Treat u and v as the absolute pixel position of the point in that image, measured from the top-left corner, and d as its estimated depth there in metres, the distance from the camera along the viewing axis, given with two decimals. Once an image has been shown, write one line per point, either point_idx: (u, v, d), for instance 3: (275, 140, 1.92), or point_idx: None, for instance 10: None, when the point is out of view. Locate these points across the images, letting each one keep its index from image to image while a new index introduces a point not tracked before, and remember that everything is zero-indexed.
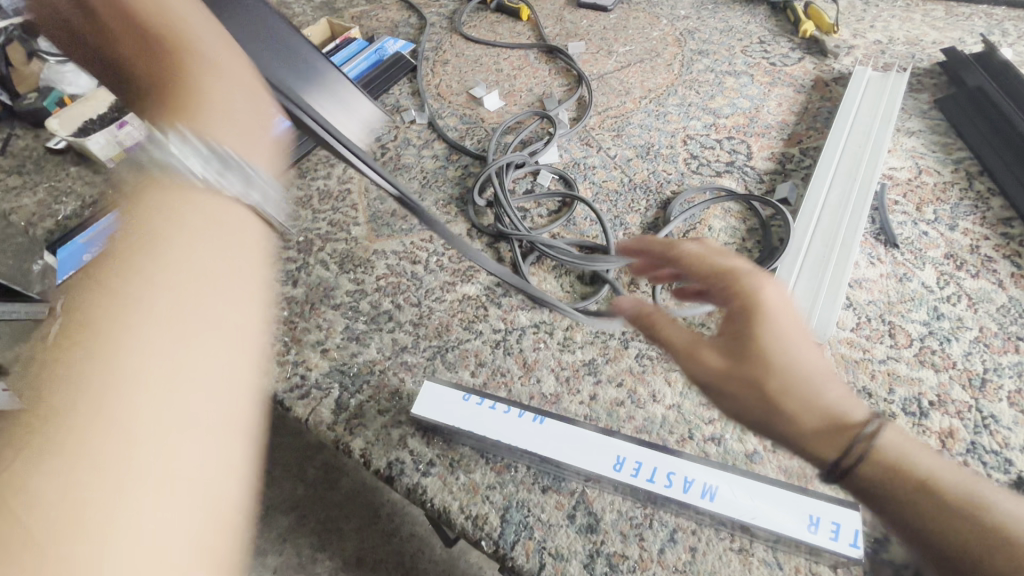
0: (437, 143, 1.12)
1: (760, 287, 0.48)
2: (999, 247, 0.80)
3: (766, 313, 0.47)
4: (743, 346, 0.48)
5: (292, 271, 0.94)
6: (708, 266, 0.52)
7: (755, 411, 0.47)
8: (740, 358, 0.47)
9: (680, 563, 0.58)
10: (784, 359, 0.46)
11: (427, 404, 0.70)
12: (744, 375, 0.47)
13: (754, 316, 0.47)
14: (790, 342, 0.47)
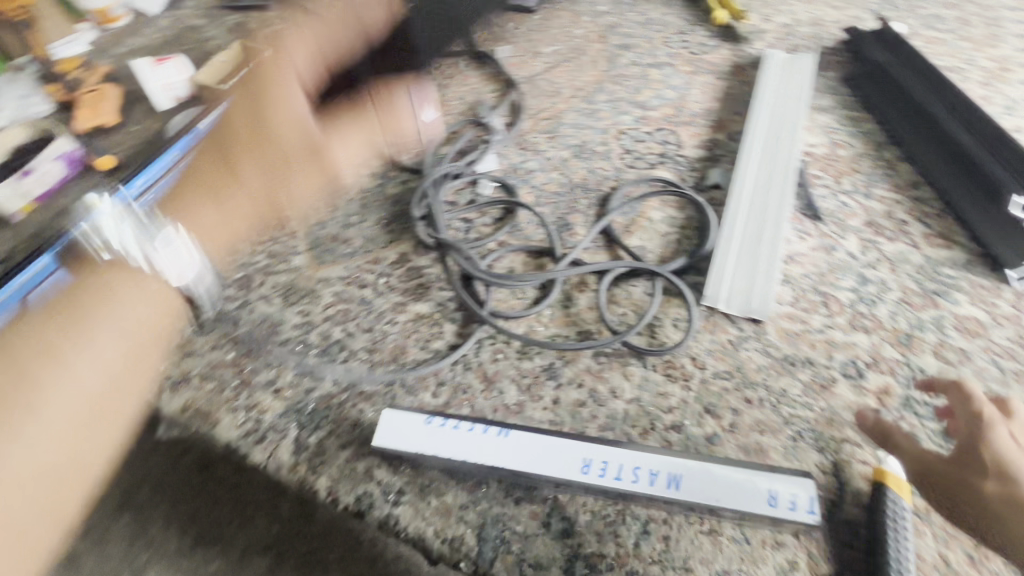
0: (373, 161, 1.10)
1: (996, 424, 0.60)
2: (911, 210, 0.86)
3: (1003, 442, 0.59)
4: (975, 462, 0.59)
5: (234, 310, 0.90)
6: (969, 399, 0.63)
7: (969, 511, 0.58)
8: (969, 469, 0.59)
9: (655, 553, 0.60)
10: (1018, 480, 0.57)
11: (389, 433, 0.68)
12: (966, 482, 0.59)
13: (985, 441, 0.60)
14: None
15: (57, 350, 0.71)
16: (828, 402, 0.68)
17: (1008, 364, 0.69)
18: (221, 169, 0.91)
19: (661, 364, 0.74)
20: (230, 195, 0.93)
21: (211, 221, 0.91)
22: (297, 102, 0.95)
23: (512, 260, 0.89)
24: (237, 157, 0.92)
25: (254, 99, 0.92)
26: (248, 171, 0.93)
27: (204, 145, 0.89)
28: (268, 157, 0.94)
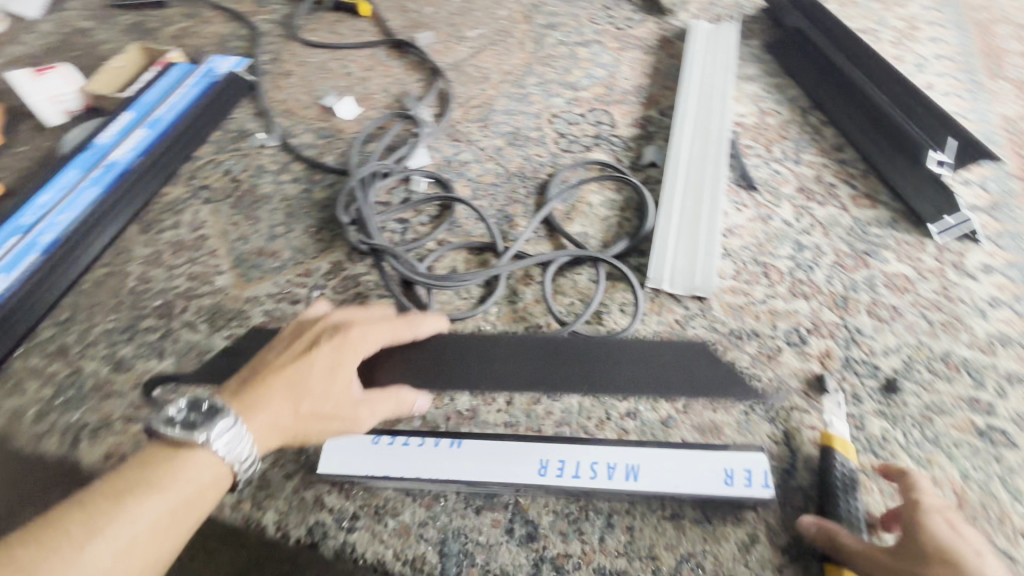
0: (295, 165, 1.02)
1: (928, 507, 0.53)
2: (838, 173, 0.88)
3: (940, 528, 0.52)
4: (917, 554, 0.51)
5: (155, 342, 0.82)
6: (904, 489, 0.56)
7: None
8: (912, 558, 0.50)
9: (620, 546, 0.59)
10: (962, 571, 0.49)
11: (335, 458, 0.65)
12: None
13: (923, 527, 0.52)
14: (967, 558, 0.49)
15: (95, 527, 0.54)
16: (775, 372, 0.69)
17: (935, 316, 0.71)
18: (298, 404, 0.64)
19: (612, 352, 0.73)
20: (303, 413, 0.64)
21: (267, 418, 0.63)
22: (363, 335, 0.69)
23: (453, 259, 0.85)
24: (298, 366, 0.66)
25: (334, 357, 0.67)
26: (304, 388, 0.65)
27: (268, 362, 0.68)
28: (327, 371, 0.66)
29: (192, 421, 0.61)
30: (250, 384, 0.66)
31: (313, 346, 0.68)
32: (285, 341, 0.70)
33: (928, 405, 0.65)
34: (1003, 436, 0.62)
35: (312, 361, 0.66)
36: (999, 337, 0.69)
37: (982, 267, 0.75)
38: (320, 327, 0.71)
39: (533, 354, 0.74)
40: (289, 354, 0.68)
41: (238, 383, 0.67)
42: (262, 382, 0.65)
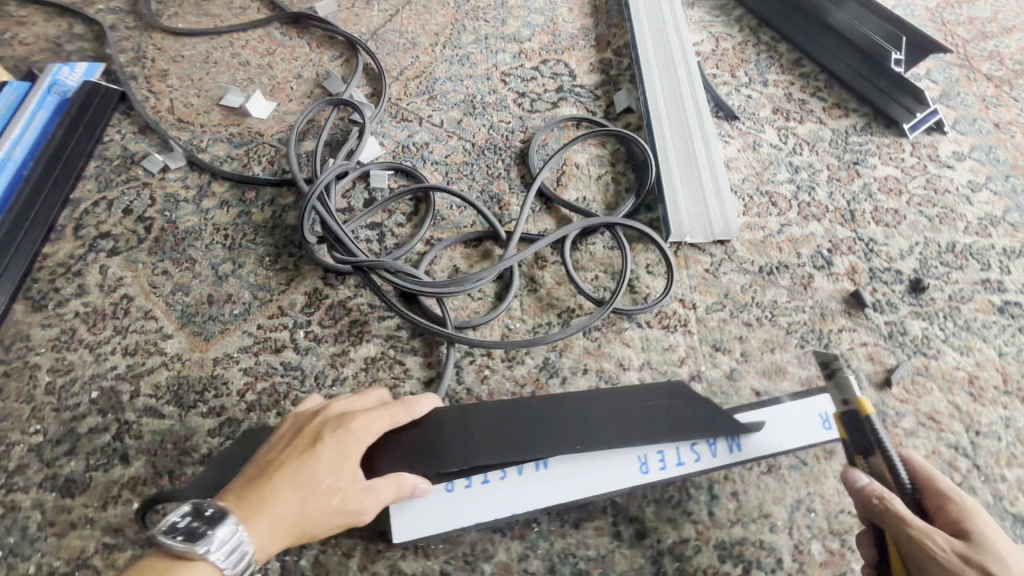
0: (217, 185, 0.84)
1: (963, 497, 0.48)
2: (805, 87, 0.88)
3: (988, 524, 0.46)
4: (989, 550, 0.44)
5: (109, 444, 0.65)
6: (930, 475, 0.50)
7: None
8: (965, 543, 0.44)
9: (731, 514, 0.57)
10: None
11: (408, 522, 0.55)
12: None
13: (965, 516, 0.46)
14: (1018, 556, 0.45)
15: None
16: (814, 299, 0.69)
17: (931, 211, 0.75)
18: (303, 504, 0.48)
19: (654, 319, 0.69)
20: (309, 515, 0.48)
21: (269, 518, 0.47)
22: (370, 420, 0.52)
23: (451, 257, 0.75)
24: (301, 460, 0.49)
25: (343, 445, 0.50)
26: (307, 486, 0.48)
27: (265, 459, 0.51)
28: (334, 467, 0.49)
29: (190, 530, 0.45)
30: (248, 480, 0.49)
31: (315, 438, 0.51)
32: (281, 432, 0.53)
33: (952, 296, 0.68)
34: (1019, 308, 0.67)
35: (315, 454, 0.50)
36: (988, 218, 0.74)
37: (954, 155, 0.79)
38: (318, 415, 0.54)
39: (506, 420, 0.57)
40: (286, 447, 0.51)
41: (239, 482, 0.50)
42: (261, 480, 0.49)
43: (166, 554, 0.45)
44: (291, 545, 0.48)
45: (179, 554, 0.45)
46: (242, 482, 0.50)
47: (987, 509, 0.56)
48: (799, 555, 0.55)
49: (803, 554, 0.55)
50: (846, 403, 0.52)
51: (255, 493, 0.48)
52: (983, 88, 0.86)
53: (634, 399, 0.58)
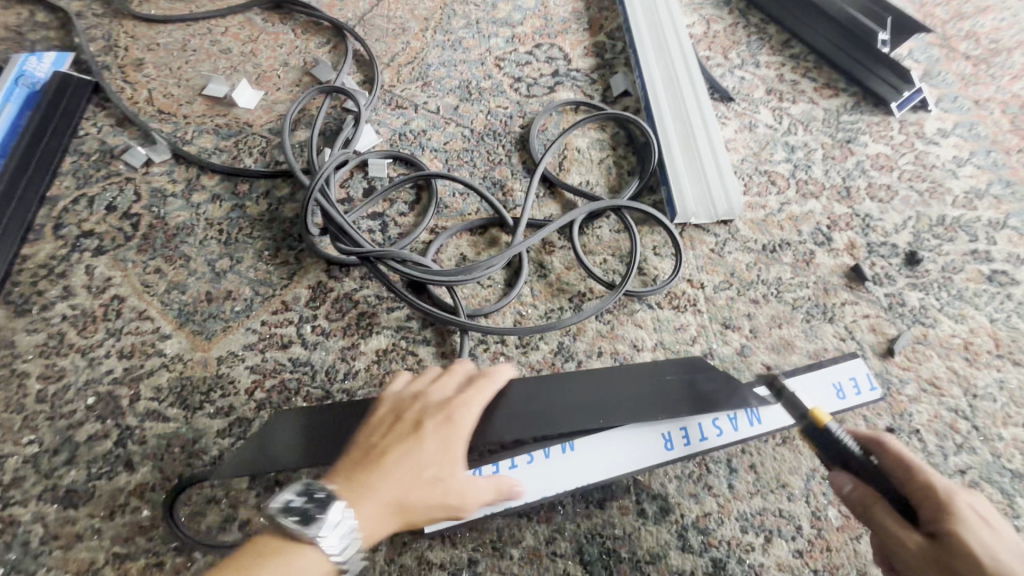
0: (206, 178, 0.81)
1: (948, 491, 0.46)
2: (795, 69, 0.89)
3: (968, 517, 0.45)
4: (960, 549, 0.44)
5: (111, 451, 0.62)
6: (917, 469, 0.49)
7: None
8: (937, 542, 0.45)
9: (751, 486, 0.59)
10: (1003, 565, 0.43)
11: None
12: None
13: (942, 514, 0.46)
14: (1002, 548, 0.44)
15: None
16: (816, 275, 0.71)
17: (921, 186, 0.78)
18: (409, 492, 0.47)
19: (664, 300, 0.70)
20: (412, 504, 0.46)
21: (377, 502, 0.46)
22: (468, 407, 0.52)
23: (457, 246, 0.74)
24: (407, 444, 0.49)
25: (448, 432, 0.50)
26: (413, 472, 0.47)
27: (367, 443, 0.50)
28: (437, 454, 0.49)
29: (306, 512, 0.44)
30: (353, 462, 0.49)
31: (419, 424, 0.50)
32: (381, 416, 0.52)
33: (945, 267, 0.71)
34: (1006, 276, 0.70)
35: (419, 441, 0.49)
36: (974, 191, 0.77)
37: (939, 131, 0.82)
38: (417, 400, 0.53)
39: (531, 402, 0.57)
40: (389, 433, 0.50)
41: (344, 464, 0.49)
42: (368, 463, 0.48)
43: (277, 532, 0.44)
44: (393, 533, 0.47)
45: (292, 536, 0.44)
46: (347, 464, 0.49)
47: (988, 466, 0.59)
48: (817, 521, 0.57)
49: (821, 520, 0.57)
50: (803, 418, 0.53)
51: (362, 475, 0.47)
52: (962, 66, 0.89)
53: (655, 378, 0.59)
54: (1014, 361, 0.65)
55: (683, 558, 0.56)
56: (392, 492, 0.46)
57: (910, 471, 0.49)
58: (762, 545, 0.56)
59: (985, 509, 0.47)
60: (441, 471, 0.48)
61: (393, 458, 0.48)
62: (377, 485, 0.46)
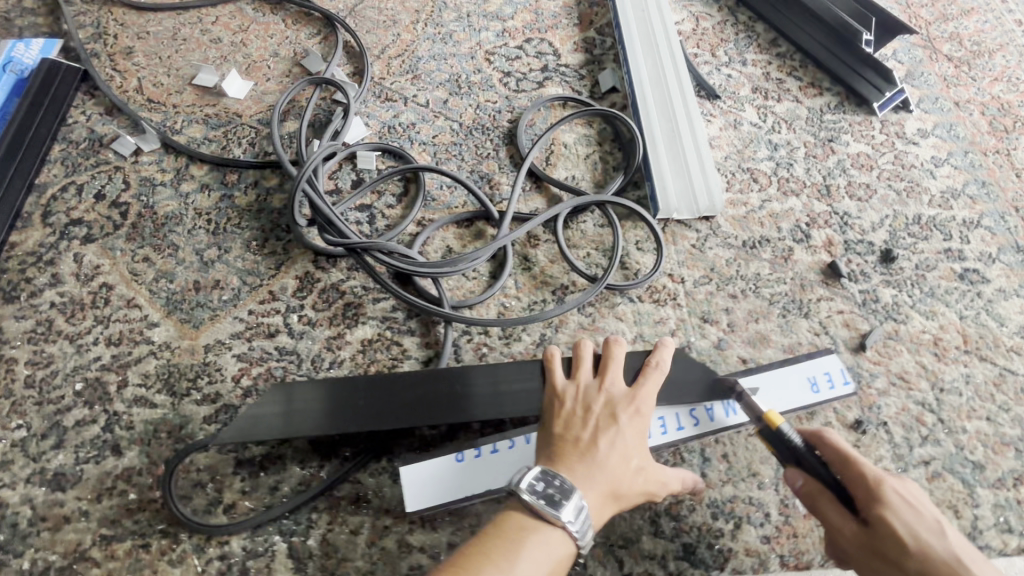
0: (195, 168, 0.81)
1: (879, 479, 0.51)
2: (781, 67, 0.90)
3: (896, 505, 0.50)
4: (889, 536, 0.49)
5: (98, 436, 0.63)
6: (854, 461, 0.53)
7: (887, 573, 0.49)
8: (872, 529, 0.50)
9: (723, 475, 0.61)
10: (924, 546, 0.49)
11: (421, 493, 0.56)
12: (885, 559, 0.49)
13: (876, 502, 0.51)
14: (925, 531, 0.49)
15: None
16: (794, 271, 0.73)
17: (899, 185, 0.79)
18: (624, 478, 0.52)
19: (645, 294, 0.71)
20: (627, 489, 0.52)
21: (604, 489, 0.51)
22: (648, 396, 0.56)
23: (443, 238, 0.75)
24: (610, 436, 0.53)
25: (639, 424, 0.55)
26: (623, 461, 0.52)
27: (568, 436, 0.54)
28: (637, 441, 0.54)
29: (548, 495, 0.50)
30: (565, 456, 0.53)
31: (612, 417, 0.54)
32: (568, 409, 0.56)
33: (918, 265, 0.73)
34: (978, 275, 0.72)
35: (618, 431, 0.54)
36: (950, 191, 0.79)
37: (919, 132, 0.84)
38: (597, 391, 0.57)
39: (512, 383, 0.62)
40: (586, 424, 0.54)
41: (553, 455, 0.53)
42: (581, 457, 0.52)
43: (522, 513, 0.50)
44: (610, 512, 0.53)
45: (541, 517, 0.49)
46: (555, 455, 0.53)
47: (950, 458, 0.61)
48: (785, 509, 0.59)
49: (789, 507, 0.59)
50: (759, 419, 0.56)
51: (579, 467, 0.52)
52: (944, 68, 0.90)
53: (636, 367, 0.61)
54: (981, 356, 0.67)
55: (655, 543, 0.58)
56: (607, 482, 0.51)
57: (848, 463, 0.53)
58: (731, 531, 0.58)
59: (913, 493, 0.52)
60: (641, 461, 0.53)
61: (604, 450, 0.53)
62: (595, 477, 0.51)
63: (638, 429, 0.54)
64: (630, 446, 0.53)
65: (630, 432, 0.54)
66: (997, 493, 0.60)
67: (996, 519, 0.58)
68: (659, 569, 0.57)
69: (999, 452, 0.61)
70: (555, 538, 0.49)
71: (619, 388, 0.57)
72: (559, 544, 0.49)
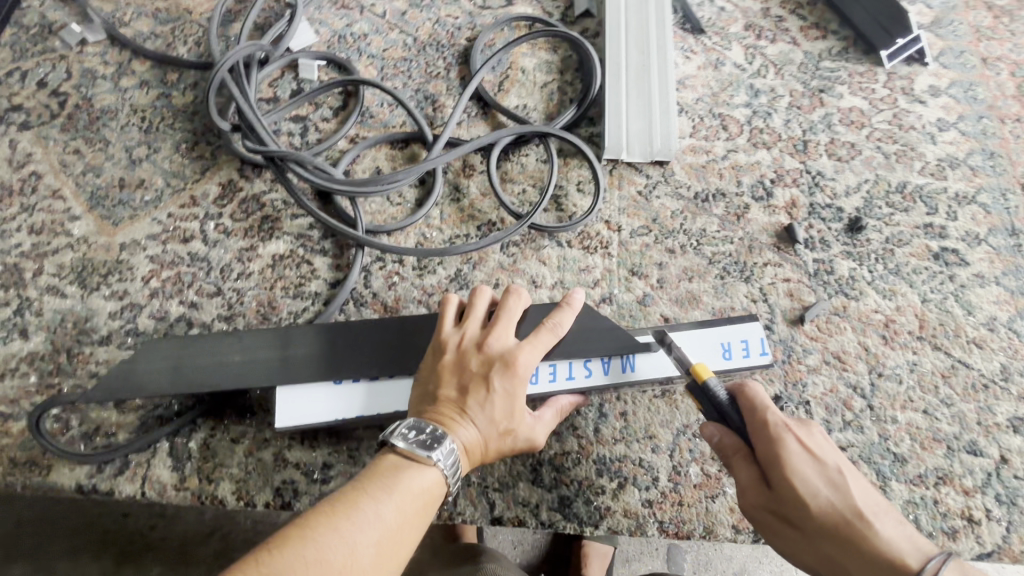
0: (137, 64, 0.78)
1: (784, 438, 0.48)
2: (786, 3, 0.79)
3: (799, 463, 0.48)
4: (789, 496, 0.48)
5: (9, 319, 0.64)
6: (763, 420, 0.49)
7: (790, 534, 0.48)
8: (779, 493, 0.48)
9: (617, 433, 0.57)
10: (822, 502, 0.47)
11: (293, 411, 0.55)
12: (784, 517, 0.48)
13: (781, 465, 0.48)
14: (823, 484, 0.48)
15: (342, 529, 0.42)
16: (744, 231, 0.66)
17: (890, 147, 0.70)
18: (488, 441, 0.50)
19: (576, 239, 0.66)
20: (493, 448, 0.50)
21: (463, 450, 0.49)
22: (531, 355, 0.52)
23: (374, 158, 0.71)
24: (480, 396, 0.50)
25: (514, 386, 0.51)
26: (489, 421, 0.50)
27: (440, 391, 0.51)
28: (509, 405, 0.51)
29: (422, 439, 0.48)
30: (432, 411, 0.51)
31: (487, 377, 0.51)
32: (447, 362, 0.53)
33: (889, 238, 0.65)
34: (955, 256, 0.64)
35: (489, 393, 0.51)
36: (948, 160, 0.69)
37: (929, 89, 0.73)
38: (480, 346, 0.53)
39: (391, 342, 0.58)
40: (459, 381, 0.51)
41: (423, 408, 0.51)
42: (447, 415, 0.50)
43: (396, 454, 0.48)
44: (477, 465, 0.52)
45: (414, 458, 0.48)
46: (426, 408, 0.51)
47: (870, 447, 0.56)
48: (675, 476, 0.56)
49: (680, 475, 0.56)
50: (687, 371, 0.54)
51: (444, 423, 0.50)
52: (979, 18, 0.77)
53: (533, 321, 0.58)
54: (934, 345, 0.60)
55: (531, 491, 0.55)
56: (472, 440, 0.49)
57: (756, 415, 0.50)
58: (613, 490, 0.55)
59: (817, 444, 0.49)
60: (512, 420, 0.51)
61: (470, 409, 0.50)
62: (460, 434, 0.49)
63: (513, 389, 0.51)
64: (501, 408, 0.50)
65: (504, 393, 0.51)
66: (913, 490, 0.54)
67: (905, 516, 0.53)
68: (529, 517, 0.55)
69: (927, 448, 0.56)
70: (427, 478, 0.47)
71: (504, 344, 0.53)
72: (433, 482, 0.47)
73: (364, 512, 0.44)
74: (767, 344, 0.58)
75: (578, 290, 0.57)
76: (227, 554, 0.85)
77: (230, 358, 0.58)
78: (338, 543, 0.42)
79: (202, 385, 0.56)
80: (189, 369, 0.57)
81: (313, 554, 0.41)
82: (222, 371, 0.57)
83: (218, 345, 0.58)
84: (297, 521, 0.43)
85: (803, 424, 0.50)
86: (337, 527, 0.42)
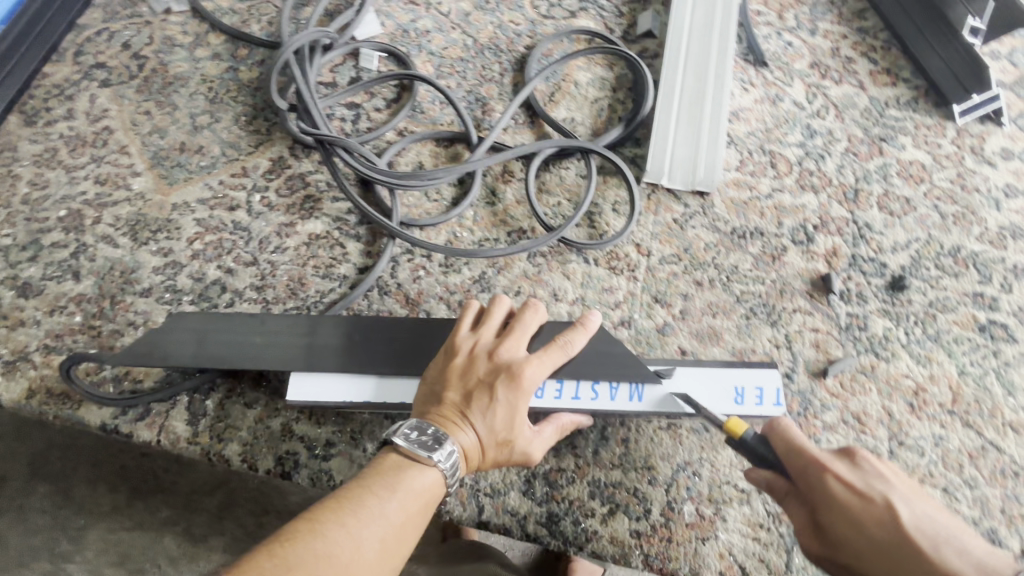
0: (213, 37, 0.83)
1: (828, 475, 0.48)
2: (857, 45, 0.76)
3: (849, 502, 0.46)
4: (840, 538, 0.47)
5: (66, 260, 0.69)
6: (804, 457, 0.49)
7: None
8: (836, 537, 0.47)
9: (615, 458, 0.57)
10: (877, 541, 0.45)
11: (305, 387, 0.57)
12: (842, 563, 0.47)
13: (829, 505, 0.47)
14: (876, 522, 0.46)
15: (349, 526, 0.44)
16: (778, 273, 0.64)
17: (949, 208, 0.66)
18: (484, 448, 0.51)
19: (604, 258, 0.66)
20: (492, 454, 0.51)
21: (462, 454, 0.50)
22: (537, 370, 0.53)
23: (418, 153, 0.73)
24: (484, 402, 0.51)
25: (516, 399, 0.51)
26: (489, 429, 0.50)
27: (445, 394, 0.52)
28: (510, 416, 0.51)
29: (423, 440, 0.49)
30: (435, 412, 0.51)
31: (491, 385, 0.52)
32: (456, 365, 0.53)
33: (932, 302, 0.62)
34: (1003, 331, 0.61)
35: (491, 402, 0.51)
36: (1011, 229, 0.65)
37: (1001, 152, 0.69)
38: (490, 354, 0.54)
39: (405, 340, 0.60)
40: (465, 386, 0.52)
41: (428, 408, 0.52)
42: (449, 418, 0.51)
43: (398, 454, 0.49)
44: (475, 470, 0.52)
45: (415, 458, 0.49)
46: (434, 409, 0.52)
47: None
48: (668, 512, 0.55)
49: (673, 512, 0.55)
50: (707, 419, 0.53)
51: (447, 425, 0.50)
52: None
53: (545, 336, 0.58)
54: (965, 422, 0.57)
55: (521, 502, 0.56)
56: (472, 445, 0.50)
57: (794, 455, 0.50)
58: (603, 515, 0.55)
59: (863, 478, 0.48)
60: (512, 429, 0.51)
61: (471, 415, 0.51)
62: (461, 439, 0.50)
63: (515, 401, 0.51)
64: (502, 417, 0.51)
65: (507, 403, 0.51)
66: None
67: None
68: (515, 528, 0.55)
69: None
70: (428, 480, 0.48)
71: (513, 355, 0.54)
72: (435, 482, 0.48)
73: (371, 509, 0.45)
74: (783, 395, 0.56)
75: (595, 312, 0.57)
76: (230, 508, 0.90)
77: (252, 334, 0.60)
78: (345, 538, 0.43)
79: (226, 355, 0.59)
80: (211, 339, 0.60)
81: (320, 548, 0.42)
82: (241, 347, 0.60)
83: (248, 320, 0.62)
84: (306, 514, 0.44)
85: (845, 456, 0.49)
86: (344, 522, 0.44)
